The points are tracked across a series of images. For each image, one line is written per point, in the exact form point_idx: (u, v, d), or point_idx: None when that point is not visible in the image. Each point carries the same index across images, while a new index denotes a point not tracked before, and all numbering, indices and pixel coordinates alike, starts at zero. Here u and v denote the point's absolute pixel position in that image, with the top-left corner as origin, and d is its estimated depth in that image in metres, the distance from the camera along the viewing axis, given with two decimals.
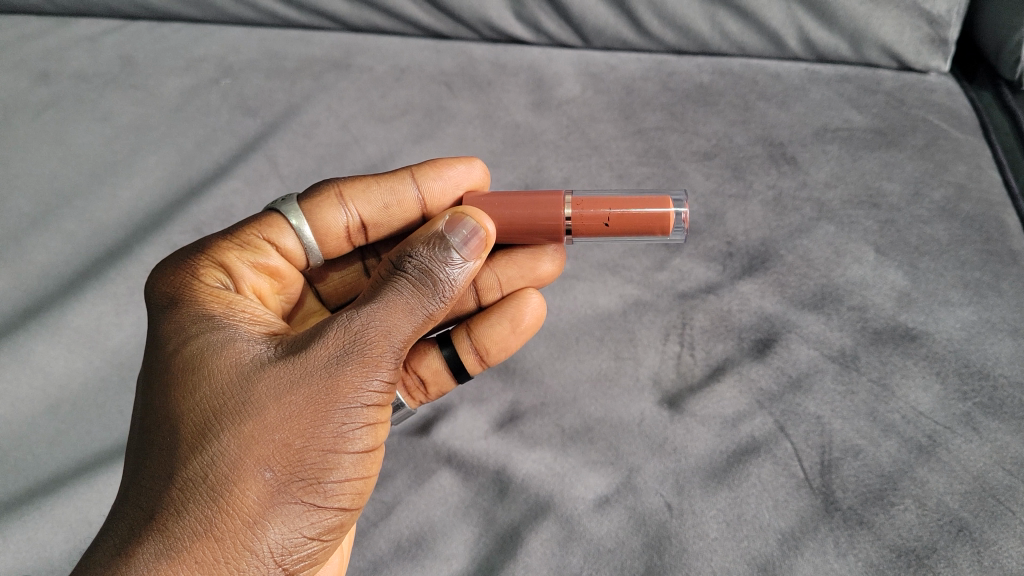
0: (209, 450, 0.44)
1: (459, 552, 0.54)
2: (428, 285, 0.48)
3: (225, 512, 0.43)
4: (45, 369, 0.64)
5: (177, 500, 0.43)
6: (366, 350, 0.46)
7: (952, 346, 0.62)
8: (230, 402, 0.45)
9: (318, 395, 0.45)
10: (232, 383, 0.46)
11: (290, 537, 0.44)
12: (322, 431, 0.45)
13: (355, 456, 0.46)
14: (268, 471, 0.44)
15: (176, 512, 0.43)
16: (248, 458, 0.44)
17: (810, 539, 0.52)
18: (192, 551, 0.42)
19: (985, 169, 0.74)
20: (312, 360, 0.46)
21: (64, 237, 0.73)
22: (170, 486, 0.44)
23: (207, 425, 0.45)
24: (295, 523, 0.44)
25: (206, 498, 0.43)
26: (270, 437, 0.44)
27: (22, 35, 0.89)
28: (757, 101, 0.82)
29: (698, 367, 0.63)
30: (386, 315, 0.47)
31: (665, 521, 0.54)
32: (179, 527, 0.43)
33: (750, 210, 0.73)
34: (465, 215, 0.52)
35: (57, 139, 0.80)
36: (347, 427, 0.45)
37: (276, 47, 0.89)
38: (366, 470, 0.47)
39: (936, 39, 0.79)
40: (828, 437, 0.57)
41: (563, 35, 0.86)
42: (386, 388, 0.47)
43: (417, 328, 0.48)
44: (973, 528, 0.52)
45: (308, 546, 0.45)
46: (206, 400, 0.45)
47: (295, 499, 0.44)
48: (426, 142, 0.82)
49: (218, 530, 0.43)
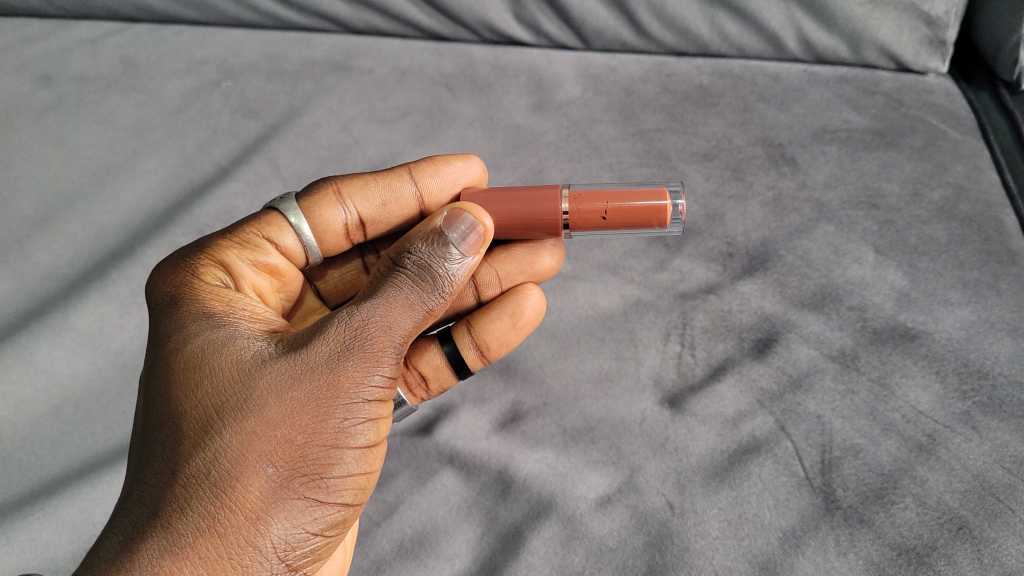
0: (211, 446, 0.44)
1: (461, 551, 0.54)
2: (427, 280, 0.49)
3: (228, 508, 0.43)
4: (48, 370, 0.64)
5: (180, 496, 0.44)
6: (367, 346, 0.46)
7: (951, 346, 0.62)
8: (232, 399, 0.45)
9: (320, 391, 0.45)
10: (234, 380, 0.46)
11: (293, 533, 0.44)
12: (324, 427, 0.45)
13: (357, 451, 0.46)
14: (271, 467, 0.44)
15: (179, 509, 0.43)
16: (250, 454, 0.44)
17: (811, 538, 0.52)
18: (195, 546, 0.43)
19: (983, 169, 0.75)
20: (313, 356, 0.46)
21: (66, 239, 0.73)
22: (172, 483, 0.44)
23: (209, 422, 0.45)
24: (298, 519, 0.44)
25: (208, 494, 0.43)
26: (273, 433, 0.44)
27: (23, 37, 0.89)
28: (756, 102, 0.83)
29: (699, 367, 0.63)
30: (386, 311, 0.47)
31: (667, 520, 0.54)
32: (182, 523, 0.43)
33: (749, 211, 0.73)
34: (463, 210, 0.52)
35: (58, 142, 0.80)
36: (349, 423, 0.46)
37: (277, 49, 0.89)
38: (368, 466, 0.47)
39: (934, 40, 0.80)
40: (828, 436, 0.58)
41: (563, 37, 0.87)
42: (387, 383, 0.47)
43: (418, 323, 0.48)
44: (973, 526, 0.52)
45: (311, 541, 0.45)
46: (208, 396, 0.46)
47: (298, 495, 0.44)
48: (427, 143, 0.82)
49: (221, 526, 0.43)
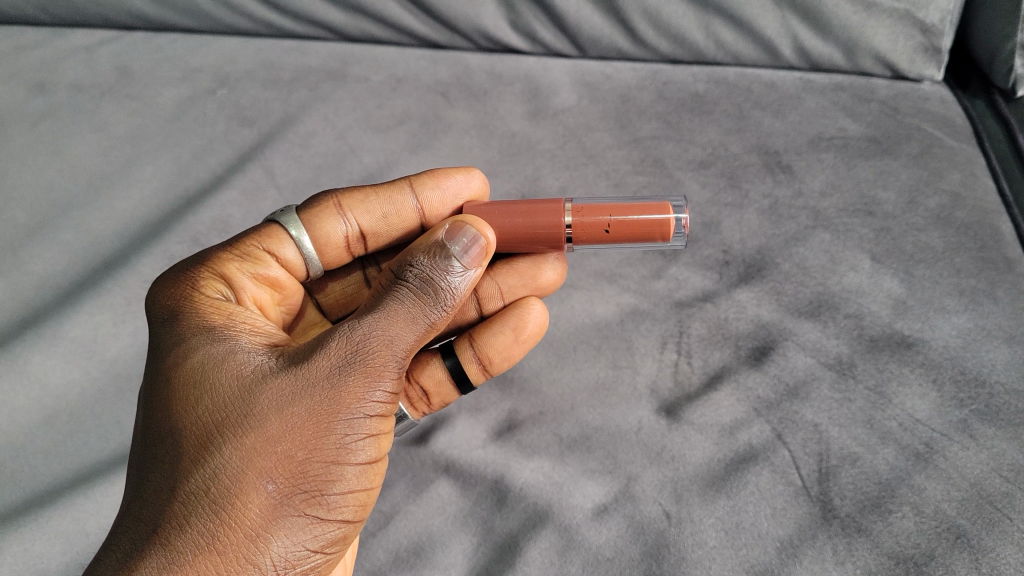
0: (211, 463, 0.44)
1: (457, 561, 0.54)
2: (430, 293, 0.48)
3: (227, 525, 0.43)
4: (42, 380, 0.64)
5: (180, 513, 0.43)
6: (369, 360, 0.46)
7: (948, 354, 0.62)
8: (232, 414, 0.45)
9: (321, 406, 0.45)
10: (234, 395, 0.46)
11: (294, 550, 0.44)
12: (324, 443, 0.45)
13: (357, 467, 0.46)
14: (270, 483, 0.44)
15: (179, 526, 0.43)
16: (249, 471, 0.44)
17: (808, 547, 0.52)
18: (194, 564, 0.42)
19: (979, 177, 0.75)
20: (314, 371, 0.46)
21: (60, 247, 0.73)
22: (172, 499, 0.44)
23: (209, 437, 0.45)
24: (298, 537, 0.44)
25: (207, 511, 0.43)
26: (273, 449, 0.44)
27: (18, 45, 0.89)
28: (752, 110, 0.83)
29: (695, 375, 0.63)
30: (389, 324, 0.47)
31: (663, 530, 0.54)
32: (181, 541, 0.43)
33: (746, 218, 0.73)
34: (465, 223, 0.51)
35: (53, 150, 0.80)
36: (350, 438, 0.45)
37: (272, 57, 0.89)
38: (368, 482, 0.47)
39: (930, 47, 0.80)
40: (825, 444, 0.57)
41: (559, 45, 0.87)
42: (389, 398, 0.47)
43: (420, 337, 0.48)
44: (971, 535, 0.52)
45: (312, 559, 0.45)
46: (208, 411, 0.45)
47: (298, 512, 0.44)
48: (423, 151, 0.82)
49: (220, 544, 0.43)
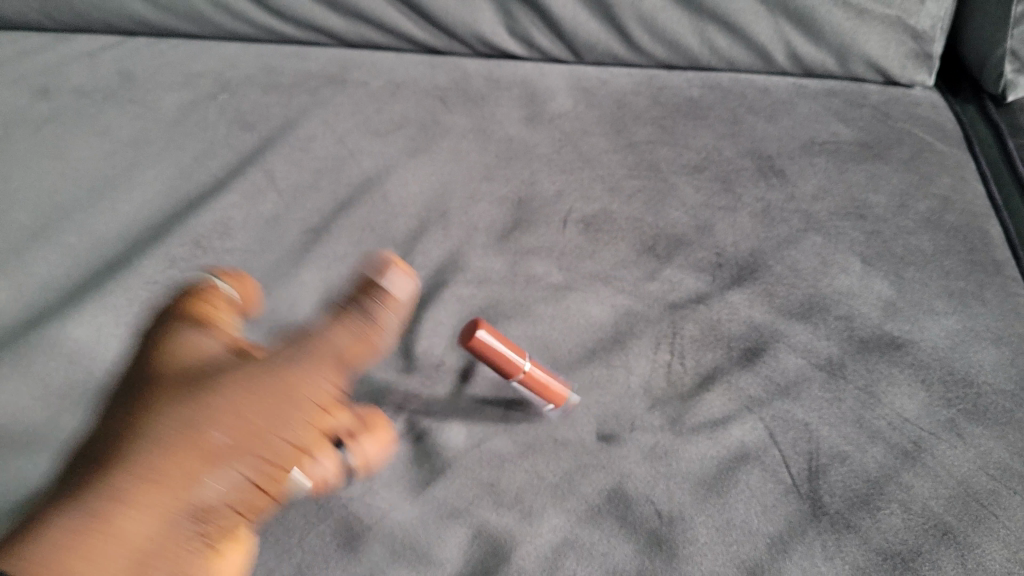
0: (139, 411, 0.49)
1: (453, 556, 0.54)
2: (356, 309, 0.54)
3: (159, 465, 0.46)
4: (46, 380, 0.64)
5: (98, 460, 0.47)
6: (304, 350, 0.52)
7: (937, 354, 0.63)
8: (184, 379, 0.51)
9: (248, 382, 0.50)
10: (182, 374, 0.51)
11: (222, 496, 0.47)
12: (262, 415, 0.49)
13: (298, 441, 0.50)
14: (218, 433, 0.47)
15: (96, 471, 0.46)
16: (186, 423, 0.48)
17: (798, 543, 0.53)
18: (95, 504, 0.44)
19: (969, 181, 0.76)
20: (276, 358, 0.52)
21: (63, 250, 0.74)
22: (113, 445, 0.47)
23: (143, 399, 0.50)
24: (227, 484, 0.47)
25: (138, 446, 0.47)
26: (219, 404, 0.49)
27: (33, 57, 0.93)
28: (745, 115, 0.84)
29: (688, 375, 0.63)
30: (336, 330, 0.54)
31: (656, 529, 0.55)
32: (117, 479, 0.45)
33: (738, 222, 0.75)
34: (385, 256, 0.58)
35: (56, 154, 0.82)
36: (296, 421, 0.50)
37: (274, 62, 0.92)
38: (305, 452, 0.51)
39: (920, 53, 0.83)
40: (815, 443, 0.58)
41: (555, 50, 0.91)
42: (337, 387, 0.53)
43: (348, 342, 0.54)
44: (958, 531, 0.53)
45: (230, 514, 0.48)
46: (160, 378, 0.51)
47: (232, 462, 0.48)
48: (421, 155, 0.83)
49: (155, 480, 0.46)
